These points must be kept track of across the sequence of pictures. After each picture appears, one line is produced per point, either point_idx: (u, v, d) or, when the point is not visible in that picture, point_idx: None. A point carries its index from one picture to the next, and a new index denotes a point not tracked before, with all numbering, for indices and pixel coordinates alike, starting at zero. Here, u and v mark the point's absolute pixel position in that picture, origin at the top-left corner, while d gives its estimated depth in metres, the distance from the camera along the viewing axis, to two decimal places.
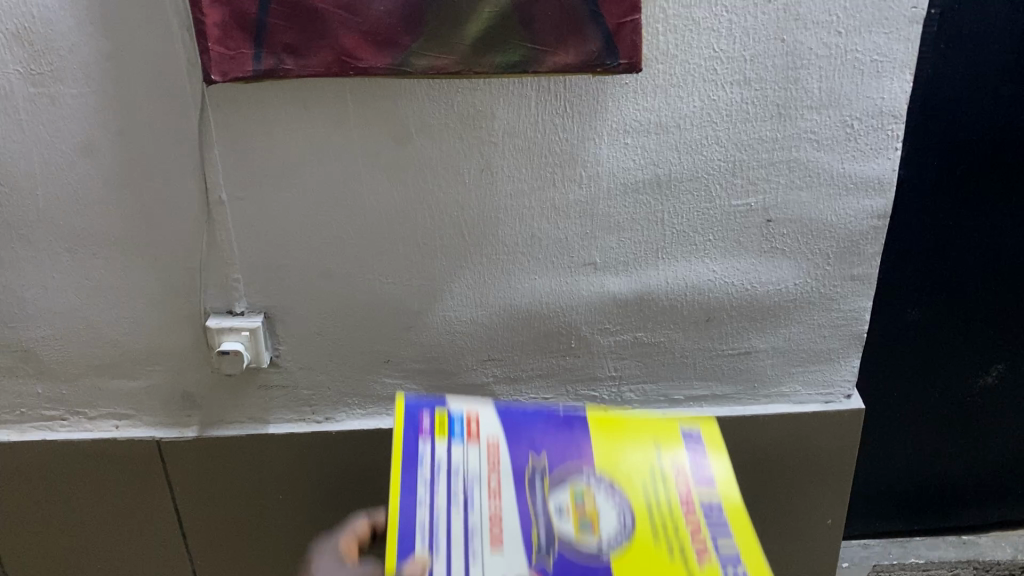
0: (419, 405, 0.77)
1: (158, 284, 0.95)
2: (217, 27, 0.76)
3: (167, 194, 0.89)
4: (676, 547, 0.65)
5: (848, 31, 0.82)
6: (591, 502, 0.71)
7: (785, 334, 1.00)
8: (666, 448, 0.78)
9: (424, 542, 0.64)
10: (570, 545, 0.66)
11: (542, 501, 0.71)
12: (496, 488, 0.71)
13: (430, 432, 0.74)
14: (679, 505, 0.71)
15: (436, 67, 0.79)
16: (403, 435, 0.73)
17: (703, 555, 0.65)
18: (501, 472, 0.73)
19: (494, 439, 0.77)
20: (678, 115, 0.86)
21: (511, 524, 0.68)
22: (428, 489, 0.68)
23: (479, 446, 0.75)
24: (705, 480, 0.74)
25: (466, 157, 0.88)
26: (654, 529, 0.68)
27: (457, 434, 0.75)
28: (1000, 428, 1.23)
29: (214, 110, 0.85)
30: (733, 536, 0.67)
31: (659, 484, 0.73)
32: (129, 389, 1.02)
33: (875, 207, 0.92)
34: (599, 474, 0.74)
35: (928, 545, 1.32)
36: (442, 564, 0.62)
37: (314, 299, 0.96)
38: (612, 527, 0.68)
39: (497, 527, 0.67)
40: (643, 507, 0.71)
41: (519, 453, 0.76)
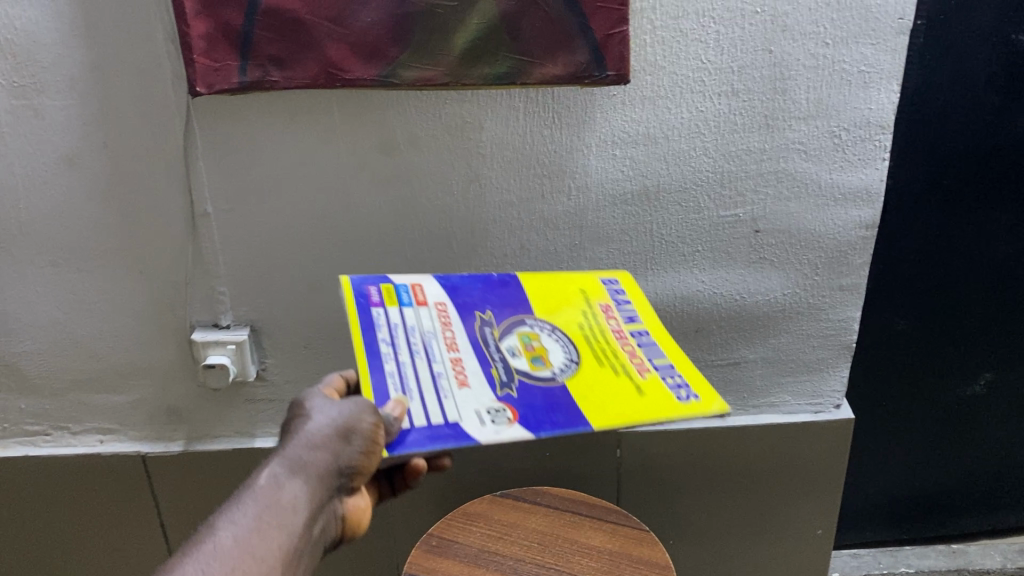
0: (363, 281, 0.71)
1: (143, 297, 0.94)
2: (202, 39, 0.75)
3: (152, 207, 0.89)
4: (617, 366, 0.70)
5: (835, 42, 0.82)
6: (538, 341, 0.71)
7: (774, 345, 1.00)
8: (598, 295, 0.79)
9: (397, 390, 0.62)
10: (528, 374, 0.67)
11: (492, 339, 0.70)
12: (454, 340, 0.68)
13: (379, 302, 0.69)
14: (612, 333, 0.74)
15: (424, 79, 0.79)
16: (355, 303, 0.68)
17: (641, 372, 0.70)
18: (455, 325, 0.70)
19: (442, 302, 0.72)
20: (666, 126, 0.86)
21: (472, 364, 0.66)
22: (391, 350, 0.65)
23: (430, 308, 0.71)
24: (630, 317, 0.77)
25: (454, 169, 0.87)
26: (598, 357, 0.71)
27: (405, 300, 0.71)
28: (989, 437, 1.23)
29: (199, 122, 0.84)
30: (662, 355, 0.73)
31: (594, 322, 0.75)
32: (113, 403, 1.01)
33: (863, 218, 0.92)
34: (542, 319, 0.73)
35: (918, 554, 1.32)
36: (419, 403, 0.61)
37: (300, 312, 0.95)
38: (561, 359, 0.69)
39: (462, 369, 0.65)
40: (579, 334, 0.73)
41: (468, 309, 0.73)
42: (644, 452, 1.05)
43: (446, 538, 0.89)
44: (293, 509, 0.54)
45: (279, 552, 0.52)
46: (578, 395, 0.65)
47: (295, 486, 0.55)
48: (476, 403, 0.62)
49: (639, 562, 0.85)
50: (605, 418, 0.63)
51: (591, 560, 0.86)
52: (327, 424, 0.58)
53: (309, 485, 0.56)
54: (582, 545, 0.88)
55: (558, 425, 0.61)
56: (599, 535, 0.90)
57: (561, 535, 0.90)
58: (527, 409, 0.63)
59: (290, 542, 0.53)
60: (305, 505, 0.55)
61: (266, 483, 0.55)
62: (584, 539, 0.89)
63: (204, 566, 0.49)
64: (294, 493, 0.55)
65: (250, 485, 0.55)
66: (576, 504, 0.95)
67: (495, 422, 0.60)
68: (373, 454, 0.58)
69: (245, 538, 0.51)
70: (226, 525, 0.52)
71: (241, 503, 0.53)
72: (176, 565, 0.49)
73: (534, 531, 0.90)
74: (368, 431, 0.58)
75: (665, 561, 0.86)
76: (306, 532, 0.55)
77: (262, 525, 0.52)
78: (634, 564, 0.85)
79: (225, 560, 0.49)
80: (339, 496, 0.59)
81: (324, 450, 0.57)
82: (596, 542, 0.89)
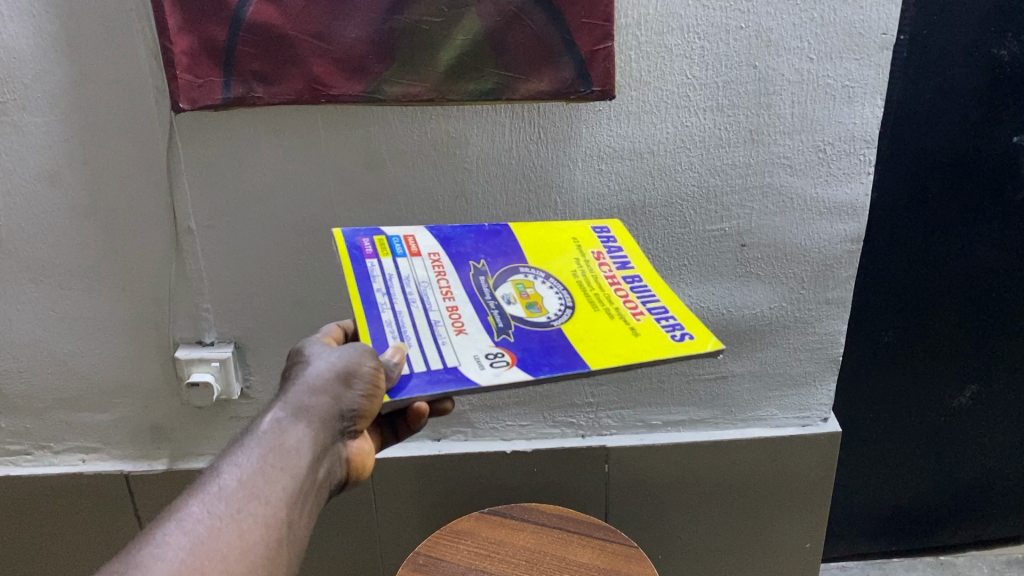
0: (356, 234, 0.69)
1: (126, 315, 0.93)
2: (186, 55, 0.75)
3: (134, 223, 0.88)
4: (611, 309, 0.64)
5: (819, 57, 0.82)
6: (533, 288, 0.66)
7: (760, 359, 1.00)
8: (593, 242, 0.74)
9: (395, 336, 0.59)
10: (523, 319, 0.62)
11: (487, 287, 0.66)
12: (449, 288, 0.65)
13: (373, 253, 0.67)
14: (606, 278, 0.69)
15: (409, 94, 0.78)
16: (349, 254, 0.66)
17: (638, 315, 0.64)
18: (450, 274, 0.67)
19: (436, 253, 0.69)
20: (652, 141, 0.86)
21: (469, 310, 0.63)
22: (386, 298, 0.63)
23: (424, 258, 0.68)
24: (626, 262, 0.72)
25: (440, 184, 0.87)
26: (594, 300, 0.66)
27: (398, 252, 0.68)
28: (975, 447, 1.24)
29: (182, 138, 0.83)
30: (658, 297, 0.67)
31: (588, 268, 0.70)
32: (96, 422, 1.00)
33: (849, 232, 0.92)
34: (535, 267, 0.69)
35: (906, 567, 1.32)
36: (416, 349, 0.58)
37: (286, 328, 0.94)
38: (558, 305, 0.65)
39: (459, 316, 0.62)
40: (572, 281, 0.68)
41: (462, 258, 0.69)
42: (631, 467, 1.05)
43: (433, 556, 0.88)
44: (297, 452, 0.52)
45: (286, 492, 0.50)
46: (574, 337, 0.61)
47: (298, 429, 0.53)
48: (474, 348, 0.59)
49: None
50: (603, 357, 0.58)
51: None
52: (327, 370, 0.56)
53: (312, 430, 0.54)
54: (570, 562, 0.88)
55: (556, 366, 0.57)
56: (588, 552, 0.89)
57: (549, 552, 0.89)
58: (524, 353, 0.58)
59: (296, 485, 0.51)
60: (309, 449, 0.53)
61: (270, 428, 0.53)
62: (571, 556, 0.89)
63: (210, 506, 0.47)
64: (298, 437, 0.53)
65: (252, 430, 0.53)
66: (564, 520, 0.94)
67: (493, 365, 0.57)
68: (376, 398, 0.56)
69: (250, 478, 0.49)
70: (231, 467, 0.50)
71: (243, 446, 0.51)
72: (181, 507, 0.47)
73: (521, 549, 0.90)
74: (369, 375, 0.56)
75: None
76: (311, 475, 0.53)
77: (266, 466, 0.50)
78: None
79: (231, 501, 0.48)
80: (343, 442, 0.57)
81: (325, 395, 0.55)
82: (584, 559, 0.88)
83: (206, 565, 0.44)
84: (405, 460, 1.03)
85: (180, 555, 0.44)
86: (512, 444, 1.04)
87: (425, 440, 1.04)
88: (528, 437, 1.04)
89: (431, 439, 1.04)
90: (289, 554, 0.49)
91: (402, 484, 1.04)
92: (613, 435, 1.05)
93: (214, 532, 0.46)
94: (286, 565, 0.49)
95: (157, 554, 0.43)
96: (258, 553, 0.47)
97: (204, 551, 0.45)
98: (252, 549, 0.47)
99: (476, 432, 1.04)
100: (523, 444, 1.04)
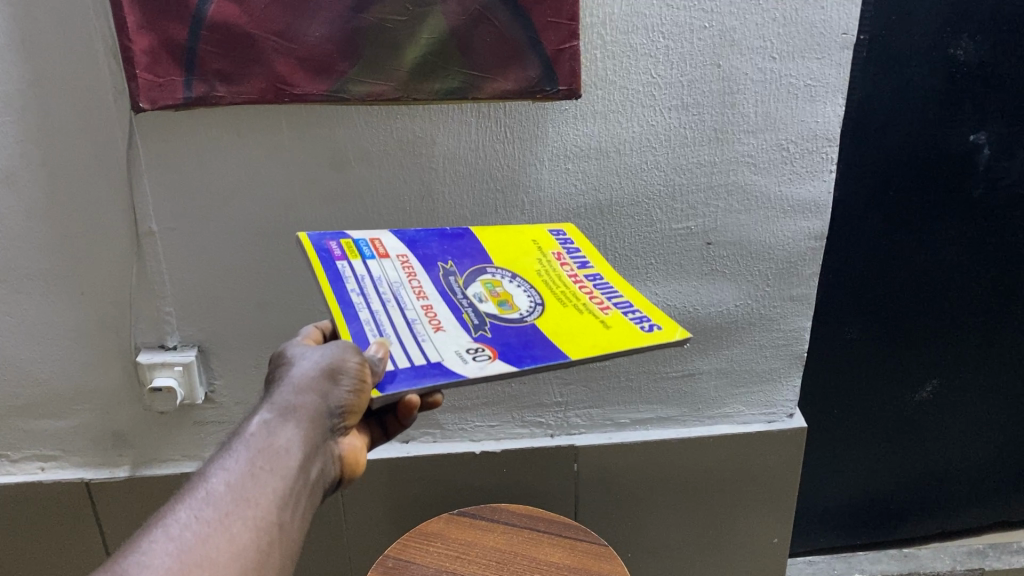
0: (322, 238, 0.68)
1: (85, 319, 0.91)
2: (146, 53, 0.74)
3: (94, 226, 0.86)
4: (580, 305, 0.65)
5: (782, 56, 0.83)
6: (501, 286, 0.66)
7: (727, 356, 1.01)
8: (553, 243, 0.75)
9: (374, 334, 0.59)
10: (497, 316, 0.62)
11: (457, 287, 0.66)
12: (421, 288, 0.65)
13: (342, 255, 0.66)
14: (569, 276, 0.69)
15: (374, 93, 0.78)
16: (319, 258, 0.64)
17: (605, 308, 0.64)
18: (420, 274, 0.67)
19: (404, 254, 0.69)
20: (618, 140, 0.86)
21: (443, 308, 0.63)
22: (361, 298, 0.62)
23: (393, 260, 0.67)
24: (585, 262, 0.72)
25: (406, 183, 0.86)
26: (562, 296, 0.66)
27: (367, 254, 0.67)
28: (937, 440, 1.26)
29: (142, 138, 0.82)
30: (622, 292, 0.68)
31: (551, 267, 0.71)
32: (55, 429, 0.98)
33: (812, 229, 0.93)
34: (502, 268, 0.69)
35: (871, 559, 1.32)
36: (398, 346, 0.58)
37: (250, 331, 0.93)
38: (529, 303, 0.65)
39: (434, 314, 0.62)
40: (539, 280, 0.68)
41: (430, 260, 0.69)
42: (600, 465, 1.05)
43: (403, 559, 0.88)
44: (287, 452, 0.51)
45: (277, 494, 0.49)
46: (549, 330, 0.61)
47: (288, 430, 0.52)
48: (454, 344, 0.58)
49: None
50: (582, 347, 0.58)
51: None
52: (313, 369, 0.55)
53: (302, 429, 0.53)
54: (540, 562, 0.88)
55: (537, 357, 0.57)
56: (558, 552, 0.89)
57: (519, 553, 0.89)
58: (504, 347, 0.58)
59: (288, 486, 0.50)
60: (300, 449, 0.52)
61: (257, 429, 0.51)
62: (542, 556, 0.88)
63: (198, 511, 0.45)
64: (288, 437, 0.52)
65: (239, 432, 0.51)
66: (534, 520, 0.94)
67: (476, 359, 0.56)
68: (364, 394, 0.55)
69: (240, 482, 0.48)
70: (218, 471, 0.48)
71: (231, 451, 0.50)
72: (168, 513, 0.45)
73: (492, 550, 0.89)
74: (355, 371, 0.55)
75: None
76: (303, 475, 0.52)
77: (256, 468, 0.49)
78: None
79: (219, 506, 0.46)
80: (333, 439, 0.56)
81: (312, 392, 0.54)
82: (554, 558, 0.88)
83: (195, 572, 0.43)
84: (373, 463, 1.02)
85: (166, 562, 0.42)
86: (481, 445, 1.04)
87: (393, 442, 1.03)
88: (497, 437, 1.04)
89: (399, 441, 1.03)
90: (280, 558, 0.48)
91: (369, 487, 1.03)
92: (581, 435, 1.05)
93: (203, 538, 0.44)
94: (278, 570, 0.47)
95: (144, 562, 0.42)
96: (249, 558, 0.46)
97: (192, 557, 0.43)
98: (241, 554, 0.45)
99: (445, 433, 1.03)
100: (493, 444, 1.04)
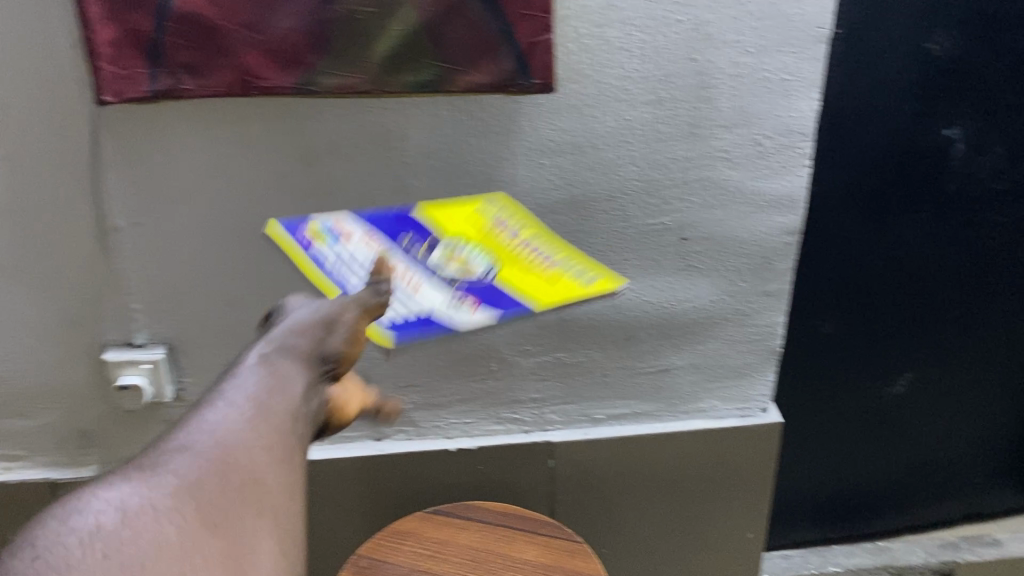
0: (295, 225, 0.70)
1: (50, 316, 0.89)
2: (110, 45, 0.72)
3: (58, 221, 0.84)
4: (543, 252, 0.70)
5: (757, 50, 0.83)
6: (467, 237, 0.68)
7: (702, 351, 1.00)
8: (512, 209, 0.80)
9: (358, 278, 0.64)
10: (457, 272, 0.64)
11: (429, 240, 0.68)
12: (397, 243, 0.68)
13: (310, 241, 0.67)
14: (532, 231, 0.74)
15: (344, 86, 0.77)
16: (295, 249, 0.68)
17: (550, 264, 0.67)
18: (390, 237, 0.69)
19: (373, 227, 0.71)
20: (593, 134, 0.85)
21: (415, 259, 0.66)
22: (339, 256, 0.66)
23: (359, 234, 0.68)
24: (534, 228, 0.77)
25: (378, 178, 0.85)
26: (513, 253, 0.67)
27: (334, 235, 0.68)
28: (911, 434, 1.26)
29: (107, 131, 0.80)
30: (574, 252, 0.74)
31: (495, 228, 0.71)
32: (20, 429, 0.96)
33: (787, 224, 0.93)
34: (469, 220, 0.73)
35: (846, 553, 1.32)
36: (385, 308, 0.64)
37: (219, 328, 0.91)
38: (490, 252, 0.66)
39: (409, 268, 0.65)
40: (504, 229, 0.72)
41: (400, 220, 0.72)
42: (576, 461, 1.04)
43: (376, 559, 0.87)
44: (293, 376, 0.54)
45: (289, 405, 0.52)
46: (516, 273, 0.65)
47: (286, 366, 0.55)
48: (433, 299, 0.63)
49: None
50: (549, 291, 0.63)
51: None
52: (310, 318, 0.60)
53: (304, 360, 0.57)
54: (514, 560, 0.87)
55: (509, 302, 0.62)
56: (532, 550, 0.89)
57: (493, 551, 0.88)
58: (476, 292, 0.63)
59: (297, 402, 0.53)
60: (304, 377, 0.56)
61: (261, 358, 0.55)
62: (515, 554, 0.88)
63: (220, 414, 0.49)
64: (293, 366, 0.55)
65: (244, 362, 0.55)
66: (508, 517, 0.93)
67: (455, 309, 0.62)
68: (356, 339, 0.60)
69: (255, 395, 0.51)
70: (231, 387, 0.52)
71: (231, 383, 0.52)
72: (191, 422, 0.49)
73: (465, 548, 0.89)
74: (349, 321, 0.60)
75: None
76: (309, 399, 0.55)
77: (267, 385, 0.52)
78: None
79: (238, 411, 0.49)
80: (330, 380, 0.60)
81: (312, 332, 0.59)
82: (528, 557, 0.88)
83: (220, 467, 0.46)
84: (346, 461, 1.00)
85: (190, 462, 0.45)
86: (456, 442, 1.03)
87: (367, 439, 1.02)
88: (472, 434, 1.03)
89: (372, 438, 1.02)
90: (297, 463, 0.50)
91: (343, 484, 1.02)
92: (557, 431, 1.04)
93: (224, 436, 0.47)
94: (298, 475, 0.50)
95: (168, 465, 0.45)
96: (273, 454, 0.48)
97: (216, 453, 0.46)
98: (264, 448, 0.48)
99: (419, 430, 1.02)
100: (467, 441, 1.03)
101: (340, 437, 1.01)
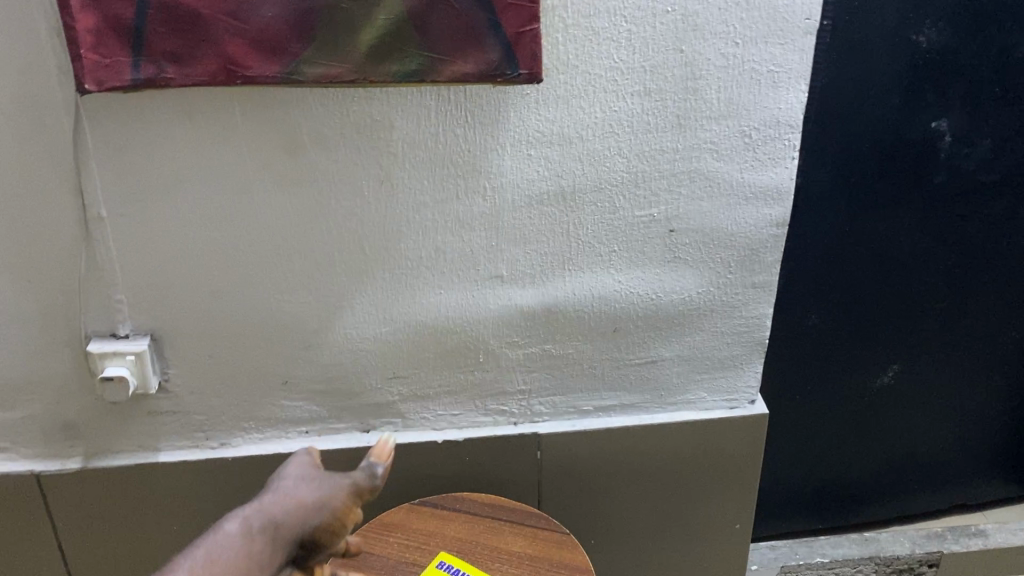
0: None
1: (33, 307, 0.88)
2: (91, 33, 0.71)
3: (39, 211, 0.83)
4: None
5: (744, 41, 0.82)
6: None
7: (690, 343, 1.00)
8: None
9: None
10: None
11: None
12: None
13: None
14: None
15: (329, 75, 0.75)
16: None
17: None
18: None
19: None
20: (580, 125, 0.85)
21: None
22: None
23: None
24: None
25: (364, 168, 0.85)
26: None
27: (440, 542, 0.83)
28: (898, 425, 1.27)
29: (89, 120, 0.79)
30: None
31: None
32: (3, 420, 0.95)
33: (774, 216, 0.93)
34: None
35: (833, 543, 1.31)
36: None
37: (205, 319, 0.91)
38: None
39: None
40: None
41: None
42: (563, 453, 1.04)
43: (363, 550, 0.87)
44: (264, 550, 0.58)
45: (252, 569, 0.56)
46: None
47: (261, 543, 0.58)
48: None
49: (560, 566, 0.86)
50: None
51: (511, 567, 0.86)
52: (304, 500, 0.62)
53: (285, 533, 0.60)
54: (501, 551, 0.88)
55: None
56: (519, 541, 0.89)
57: (480, 541, 0.89)
58: None
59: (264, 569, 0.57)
60: (273, 552, 0.58)
61: (241, 526, 0.58)
62: (503, 545, 0.88)
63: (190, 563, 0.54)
64: (264, 539, 0.58)
65: (221, 524, 0.58)
66: (495, 508, 0.94)
67: None
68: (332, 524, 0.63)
69: (218, 556, 0.55)
70: (205, 544, 0.56)
71: (206, 543, 0.55)
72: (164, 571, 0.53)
73: (453, 539, 0.89)
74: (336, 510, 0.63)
75: (585, 565, 0.86)
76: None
77: (241, 546, 0.56)
78: (555, 569, 0.85)
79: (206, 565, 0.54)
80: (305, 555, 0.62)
81: (298, 509, 0.61)
82: (515, 548, 0.88)
83: None
84: (333, 453, 1.00)
85: None
86: (444, 434, 1.03)
87: (354, 431, 1.02)
88: (460, 425, 1.03)
89: (360, 430, 1.02)
90: None
91: None
92: (544, 422, 1.04)
93: None
94: None
95: None
96: None
97: None
98: None
99: (406, 422, 1.02)
100: (455, 433, 1.03)
101: (328, 429, 1.01)
